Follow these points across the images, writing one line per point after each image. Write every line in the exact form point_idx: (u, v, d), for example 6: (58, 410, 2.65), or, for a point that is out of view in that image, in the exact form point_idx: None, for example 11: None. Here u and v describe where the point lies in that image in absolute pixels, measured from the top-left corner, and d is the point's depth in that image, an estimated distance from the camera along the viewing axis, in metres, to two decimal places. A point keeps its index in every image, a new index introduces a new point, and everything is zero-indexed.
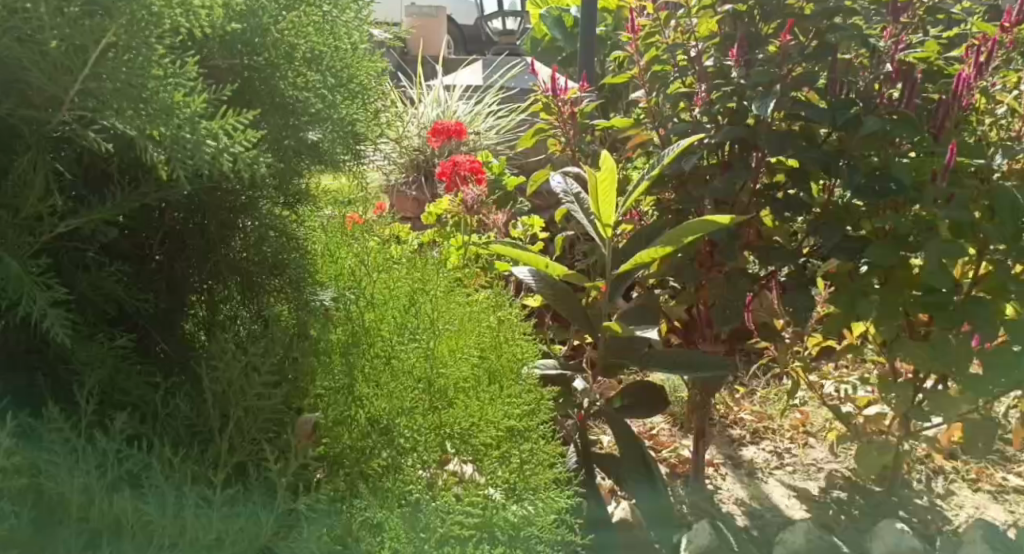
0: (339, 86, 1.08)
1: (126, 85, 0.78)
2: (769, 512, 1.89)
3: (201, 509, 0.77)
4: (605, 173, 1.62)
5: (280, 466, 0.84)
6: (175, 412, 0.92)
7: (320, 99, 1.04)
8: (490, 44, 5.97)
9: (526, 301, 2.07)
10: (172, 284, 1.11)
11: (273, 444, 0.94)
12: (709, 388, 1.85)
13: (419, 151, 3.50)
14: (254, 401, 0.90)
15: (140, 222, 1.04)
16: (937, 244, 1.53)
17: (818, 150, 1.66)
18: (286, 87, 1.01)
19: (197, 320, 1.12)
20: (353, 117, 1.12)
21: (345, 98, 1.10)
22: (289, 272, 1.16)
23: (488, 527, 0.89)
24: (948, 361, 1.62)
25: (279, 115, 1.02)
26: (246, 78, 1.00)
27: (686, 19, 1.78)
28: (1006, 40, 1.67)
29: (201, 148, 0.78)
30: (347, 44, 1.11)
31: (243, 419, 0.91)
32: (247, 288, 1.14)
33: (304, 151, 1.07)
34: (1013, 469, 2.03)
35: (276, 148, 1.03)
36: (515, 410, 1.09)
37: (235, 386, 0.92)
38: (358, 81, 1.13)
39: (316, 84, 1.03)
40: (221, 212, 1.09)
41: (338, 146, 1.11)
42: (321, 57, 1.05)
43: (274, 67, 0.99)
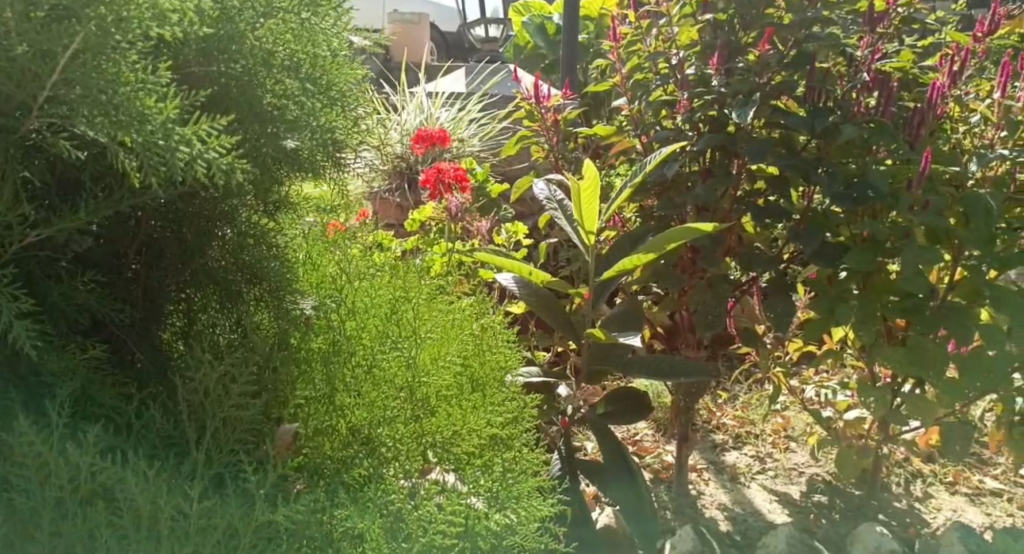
0: (318, 93, 1.08)
1: (96, 91, 0.78)
2: (751, 516, 1.89)
3: (177, 523, 0.77)
4: (587, 181, 1.63)
5: (258, 477, 0.83)
6: (150, 423, 0.92)
7: (298, 107, 1.05)
8: (472, 52, 6.02)
9: (509, 308, 2.08)
10: (149, 293, 1.11)
11: (252, 454, 0.94)
12: (692, 392, 1.88)
13: (402, 159, 3.51)
14: (232, 412, 0.91)
15: (114, 230, 1.05)
16: (914, 251, 1.56)
17: (796, 158, 1.67)
18: (266, 95, 1.01)
19: (173, 330, 1.12)
20: (333, 125, 1.12)
21: (324, 106, 1.10)
22: (269, 281, 1.15)
23: (469, 536, 0.89)
24: (925, 366, 1.65)
25: (258, 122, 1.02)
26: (224, 85, 0.99)
27: (667, 28, 1.81)
28: (978, 49, 1.72)
29: (175, 153, 0.79)
30: (325, 51, 1.12)
31: (220, 429, 0.91)
32: (227, 297, 1.14)
33: (283, 158, 1.07)
34: (989, 472, 2.05)
35: (253, 156, 1.03)
36: (497, 419, 1.10)
37: (213, 397, 0.92)
38: (337, 87, 1.13)
39: (295, 92, 1.04)
40: (199, 221, 1.10)
41: (317, 153, 1.11)
42: (300, 65, 1.06)
43: (252, 75, 1.00)
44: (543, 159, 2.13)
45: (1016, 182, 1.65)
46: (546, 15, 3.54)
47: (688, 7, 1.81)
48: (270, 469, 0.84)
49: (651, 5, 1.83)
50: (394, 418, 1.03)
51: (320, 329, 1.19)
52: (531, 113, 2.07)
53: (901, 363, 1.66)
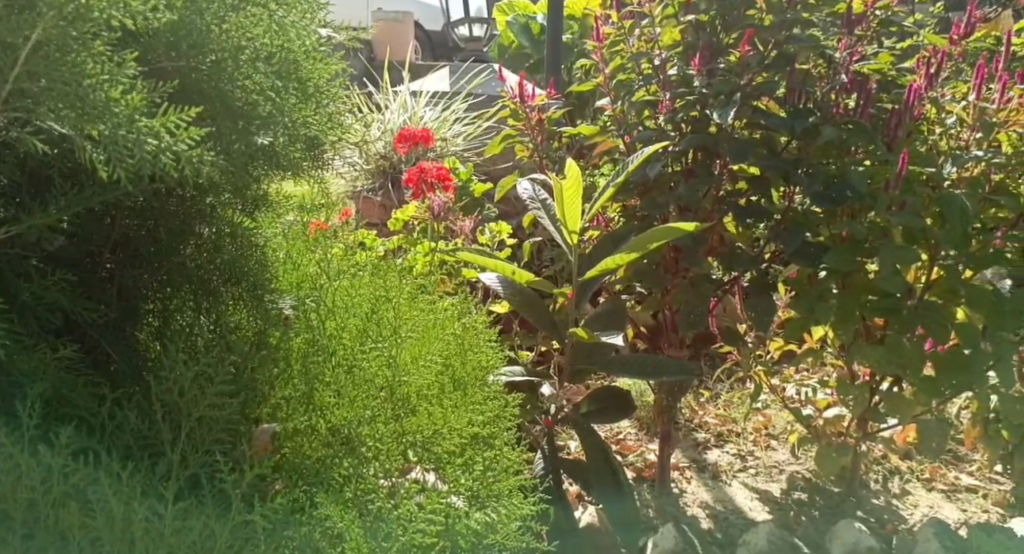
0: (291, 89, 1.09)
1: (61, 84, 0.78)
2: (732, 514, 1.91)
3: (151, 525, 0.76)
4: (570, 180, 1.64)
5: (235, 477, 0.83)
6: (124, 424, 0.92)
7: (269, 102, 1.04)
8: (456, 52, 6.00)
9: (493, 307, 2.09)
10: (124, 293, 1.11)
11: (229, 454, 0.94)
12: (674, 391, 1.90)
13: (386, 159, 3.51)
14: (207, 412, 0.90)
15: (87, 228, 1.05)
16: (892, 250, 1.58)
17: (777, 158, 1.69)
18: (236, 91, 1.00)
19: (149, 330, 1.11)
20: (307, 120, 1.12)
21: (297, 101, 1.10)
22: (247, 280, 1.15)
23: (449, 535, 0.90)
24: (903, 364, 1.67)
25: (231, 117, 1.01)
26: (194, 79, 0.99)
27: (650, 28, 1.83)
28: (955, 51, 1.74)
29: (142, 144, 0.79)
30: (300, 47, 1.12)
31: (197, 429, 0.90)
32: (203, 297, 1.14)
33: (257, 155, 1.06)
34: (965, 469, 2.08)
35: (223, 153, 1.01)
36: (478, 419, 1.11)
37: (189, 397, 0.91)
38: (311, 84, 1.13)
39: (266, 87, 1.04)
40: (172, 220, 1.10)
41: (293, 149, 1.11)
42: (269, 57, 1.05)
43: (223, 70, 0.99)
44: (527, 158, 2.14)
45: (993, 182, 1.65)
46: (531, 15, 3.55)
47: (670, 8, 1.82)
48: (247, 468, 0.84)
49: (634, 6, 1.84)
50: (374, 418, 1.03)
51: (299, 329, 1.19)
52: (514, 112, 2.07)
53: (879, 362, 1.69)
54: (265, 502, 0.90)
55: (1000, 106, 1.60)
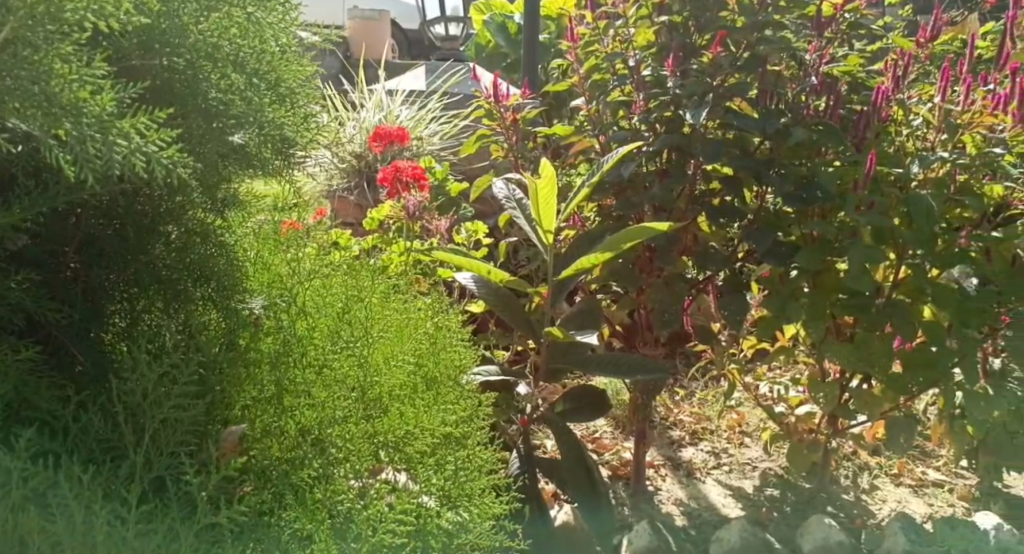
0: (264, 88, 1.08)
1: (27, 82, 0.77)
2: (706, 511, 1.93)
3: (113, 528, 0.76)
4: (545, 179, 1.65)
5: (200, 479, 0.82)
6: (88, 426, 0.91)
7: (244, 101, 1.04)
8: (433, 51, 5.99)
9: (469, 306, 2.09)
10: (89, 293, 1.10)
11: (195, 457, 0.93)
12: (649, 389, 1.91)
13: (361, 157, 3.49)
14: (172, 413, 0.89)
15: (52, 227, 1.04)
16: (860, 250, 1.60)
17: (749, 158, 1.71)
18: (211, 90, 1.00)
19: (115, 330, 1.10)
20: (281, 121, 1.11)
21: (271, 101, 1.10)
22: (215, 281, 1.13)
23: (420, 535, 0.91)
24: (871, 362, 1.70)
25: (203, 117, 1.01)
26: (166, 79, 0.99)
27: (624, 29, 1.84)
28: (921, 54, 1.77)
29: (112, 147, 0.79)
30: (272, 45, 1.11)
31: (161, 431, 0.89)
32: (172, 297, 1.13)
33: (229, 154, 1.06)
34: (932, 464, 2.11)
35: (195, 153, 1.01)
36: (450, 418, 1.12)
37: (153, 398, 0.90)
38: (286, 84, 1.13)
39: (241, 87, 1.03)
40: (140, 220, 1.10)
41: (266, 149, 1.10)
42: (244, 59, 1.04)
43: (198, 70, 0.99)
44: (502, 158, 2.14)
45: (958, 183, 1.66)
46: (507, 15, 3.56)
47: (644, 9, 1.83)
48: (213, 470, 0.84)
49: (608, 6, 1.84)
50: (344, 418, 1.03)
51: (269, 329, 1.18)
52: (490, 112, 2.08)
53: (847, 359, 1.71)
54: (232, 504, 0.89)
55: (964, 108, 1.62)
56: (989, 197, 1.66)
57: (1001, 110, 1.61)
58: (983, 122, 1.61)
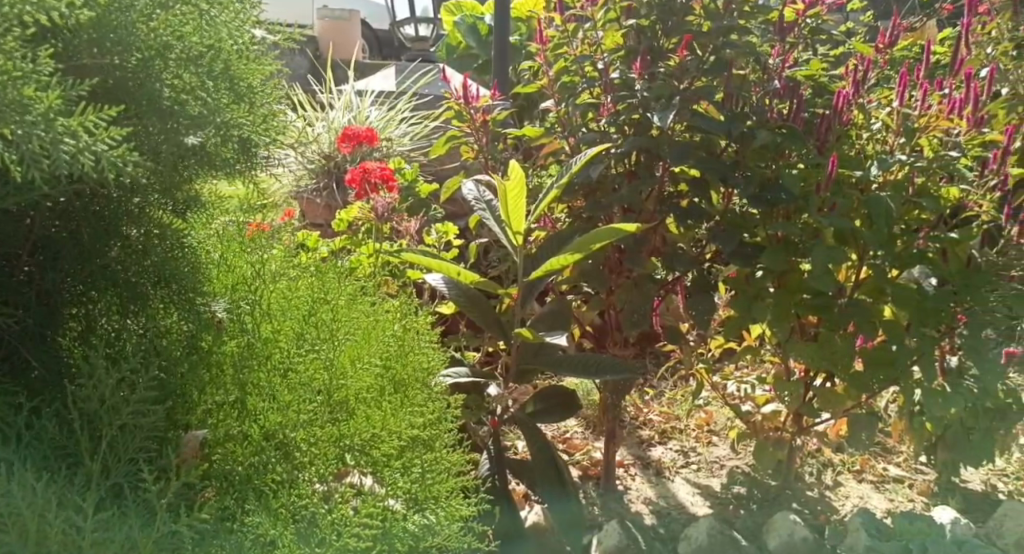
0: (221, 88, 1.06)
1: None
2: (674, 509, 1.95)
3: (69, 537, 0.75)
4: (514, 181, 1.66)
5: (159, 484, 0.82)
6: (42, 433, 0.89)
7: (199, 101, 1.02)
8: (402, 52, 5.97)
9: (440, 308, 2.10)
10: (43, 297, 1.07)
11: (154, 463, 0.92)
12: (618, 389, 1.93)
13: (331, 158, 3.48)
14: (131, 419, 0.88)
15: (5, 230, 1.01)
16: (823, 251, 1.63)
17: (716, 161, 1.73)
18: (164, 90, 0.99)
19: (72, 335, 1.09)
20: (239, 122, 1.08)
21: (229, 101, 1.07)
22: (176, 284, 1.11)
23: (387, 538, 0.91)
24: (834, 361, 1.73)
25: (157, 118, 0.99)
26: (118, 78, 0.97)
27: (593, 32, 1.86)
28: (880, 59, 1.81)
29: (58, 145, 0.78)
30: (230, 46, 1.08)
31: (118, 437, 0.89)
32: (130, 300, 1.11)
33: (186, 154, 1.04)
34: (893, 460, 2.16)
35: (150, 153, 1.00)
36: (417, 421, 1.12)
37: (110, 404, 0.89)
38: (245, 82, 1.10)
39: (197, 87, 1.02)
40: (96, 220, 1.07)
41: (225, 150, 1.08)
42: (200, 58, 1.03)
43: (151, 68, 0.98)
44: (472, 159, 2.14)
45: (915, 186, 1.69)
46: (478, 16, 3.57)
47: (612, 12, 1.85)
48: (171, 476, 0.83)
49: (577, 8, 1.85)
50: (310, 421, 1.03)
51: (231, 332, 1.17)
52: (460, 114, 2.08)
53: (811, 358, 1.74)
54: (192, 510, 0.89)
55: (920, 112, 1.66)
56: (945, 200, 1.71)
57: (955, 115, 1.65)
58: (938, 126, 1.64)
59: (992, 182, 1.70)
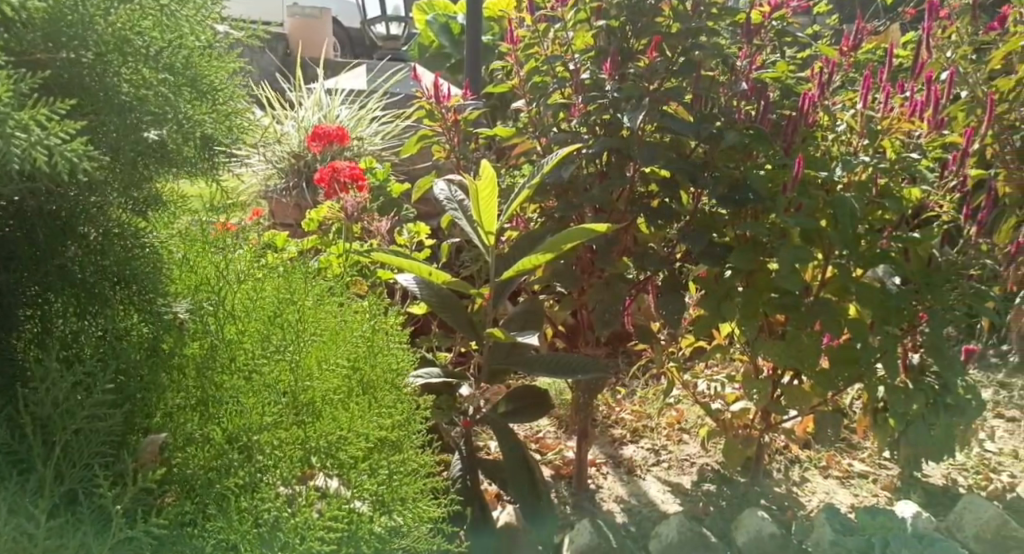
0: (182, 85, 1.03)
1: None
2: (645, 507, 1.96)
3: (21, 544, 0.74)
4: (484, 181, 1.67)
5: (115, 490, 0.81)
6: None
7: (160, 96, 1.00)
8: (374, 50, 5.95)
9: (411, 308, 2.09)
10: None
11: (111, 468, 0.91)
12: (590, 388, 1.94)
13: (301, 157, 3.45)
14: (86, 423, 0.87)
15: None
16: (789, 250, 1.65)
17: (684, 161, 1.74)
18: (122, 85, 0.96)
19: (27, 337, 1.04)
20: (201, 118, 1.06)
21: (189, 97, 1.05)
22: (138, 285, 1.08)
23: (352, 541, 0.91)
24: (800, 359, 1.75)
25: (116, 113, 0.95)
26: (72, 73, 0.93)
27: (563, 33, 1.86)
28: (844, 62, 1.83)
29: (9, 141, 0.76)
30: (192, 41, 1.05)
31: (73, 442, 0.87)
32: (87, 300, 1.06)
33: (148, 153, 1.02)
34: (858, 456, 2.19)
35: (110, 152, 0.97)
36: (384, 423, 1.12)
37: (64, 408, 0.88)
38: (208, 79, 1.07)
39: (158, 83, 0.99)
40: (52, 220, 1.02)
41: (186, 147, 1.06)
42: (160, 54, 1.00)
43: (107, 63, 0.94)
44: (444, 159, 2.14)
45: (878, 187, 1.73)
46: (451, 15, 3.58)
47: (582, 13, 1.85)
48: (127, 481, 0.82)
49: (547, 9, 1.86)
50: (273, 423, 1.02)
51: (193, 335, 1.15)
52: (431, 113, 2.07)
53: (779, 356, 1.76)
54: (148, 516, 0.88)
55: (883, 115, 1.69)
56: (907, 200, 1.74)
57: (917, 118, 1.69)
58: (900, 128, 1.67)
59: (953, 183, 1.75)
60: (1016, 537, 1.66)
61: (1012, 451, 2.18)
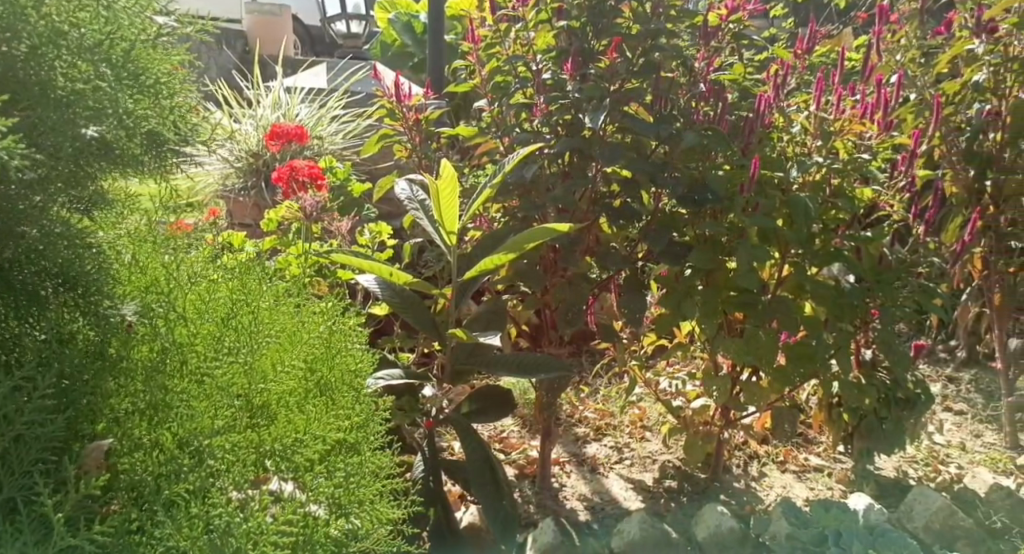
0: (125, 77, 1.01)
1: None
2: (608, 505, 1.97)
3: None
4: (445, 180, 1.66)
5: (55, 497, 0.79)
6: None
7: (101, 91, 0.97)
8: (335, 49, 5.90)
9: (373, 309, 2.08)
10: None
11: (54, 475, 0.88)
12: (553, 387, 1.94)
13: (259, 156, 3.41)
14: (26, 429, 0.84)
15: None
16: (748, 249, 1.67)
17: (645, 161, 1.74)
18: (58, 79, 0.94)
19: None
20: (145, 114, 1.04)
21: (131, 91, 1.02)
22: (85, 286, 1.02)
23: (309, 544, 0.91)
24: (759, 356, 1.77)
25: (54, 108, 0.94)
26: (7, 68, 0.92)
27: (524, 33, 1.86)
28: (799, 64, 1.87)
29: None
30: (132, 34, 1.03)
31: (14, 448, 0.84)
32: (26, 305, 0.98)
33: (86, 151, 0.97)
34: (814, 450, 2.23)
35: (49, 152, 0.93)
36: (341, 425, 1.13)
37: (4, 413, 0.85)
38: (151, 74, 1.05)
39: (96, 75, 0.97)
40: None
41: (133, 144, 1.02)
42: (99, 47, 0.98)
43: (41, 56, 0.93)
44: (405, 158, 2.13)
45: (832, 187, 1.76)
46: (412, 15, 3.57)
47: (543, 13, 1.85)
48: (69, 488, 0.80)
49: (508, 8, 1.86)
50: (226, 427, 1.01)
51: (142, 338, 1.12)
52: (392, 112, 2.06)
53: (738, 353, 1.78)
54: (92, 523, 0.87)
55: (835, 116, 1.73)
56: (860, 200, 1.77)
57: (867, 119, 1.75)
58: (852, 129, 1.72)
59: (902, 183, 1.79)
60: (963, 526, 1.69)
61: (960, 443, 2.23)
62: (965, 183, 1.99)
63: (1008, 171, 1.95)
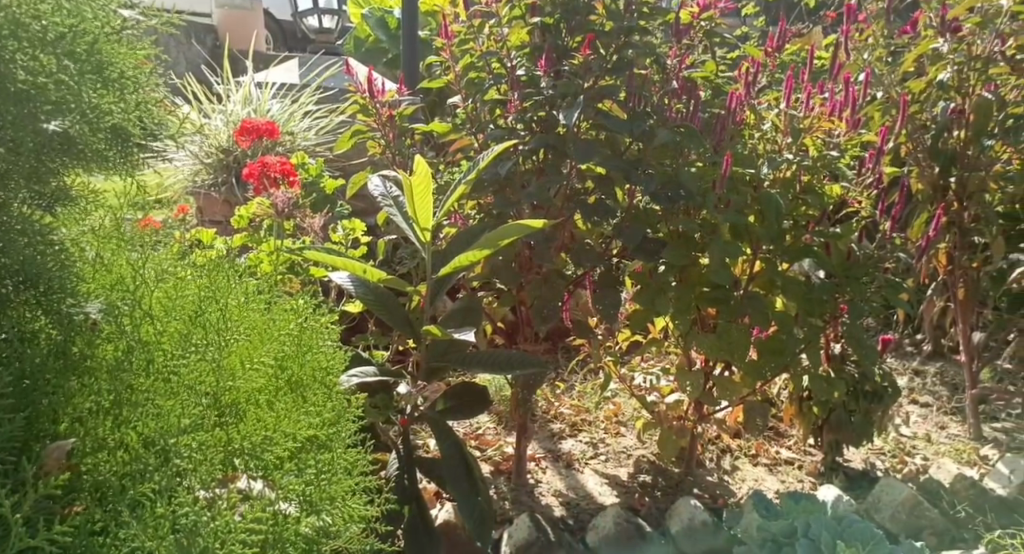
0: (88, 71, 1.00)
1: None
2: (583, 500, 1.98)
3: None
4: (419, 177, 1.65)
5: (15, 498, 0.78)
6: None
7: (61, 85, 0.97)
8: (306, 43, 5.86)
9: (346, 307, 2.06)
10: None
11: (14, 476, 0.87)
12: (527, 384, 1.94)
13: (229, 152, 3.37)
14: None
15: None
16: (721, 246, 1.67)
17: (619, 158, 1.74)
18: (18, 72, 0.93)
19: None
20: (110, 108, 1.02)
21: (94, 85, 1.01)
22: (48, 284, 1.00)
23: (278, 542, 0.92)
24: (732, 351, 1.79)
25: (13, 101, 0.92)
26: None
27: (498, 29, 1.85)
28: (770, 62, 1.89)
29: None
30: (95, 27, 1.03)
31: None
32: None
33: (47, 147, 0.97)
34: (785, 444, 2.25)
35: (10, 144, 0.92)
36: (312, 422, 1.12)
37: None
38: (114, 68, 1.04)
39: (57, 68, 0.97)
40: None
41: (98, 140, 1.01)
42: (60, 40, 0.97)
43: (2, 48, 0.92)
44: (378, 154, 2.12)
45: (802, 183, 1.78)
46: (385, 10, 3.55)
47: (517, 9, 1.84)
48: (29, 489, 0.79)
49: (482, 4, 1.85)
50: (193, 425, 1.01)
51: (107, 335, 1.10)
52: (364, 108, 2.05)
53: (711, 349, 1.79)
54: (56, 523, 0.86)
55: (805, 113, 1.75)
56: (829, 197, 1.79)
57: (836, 116, 1.78)
58: (821, 127, 1.74)
59: (870, 179, 1.82)
60: (929, 516, 1.73)
61: (926, 435, 2.27)
62: (929, 179, 2.04)
63: (972, 168, 1.99)
